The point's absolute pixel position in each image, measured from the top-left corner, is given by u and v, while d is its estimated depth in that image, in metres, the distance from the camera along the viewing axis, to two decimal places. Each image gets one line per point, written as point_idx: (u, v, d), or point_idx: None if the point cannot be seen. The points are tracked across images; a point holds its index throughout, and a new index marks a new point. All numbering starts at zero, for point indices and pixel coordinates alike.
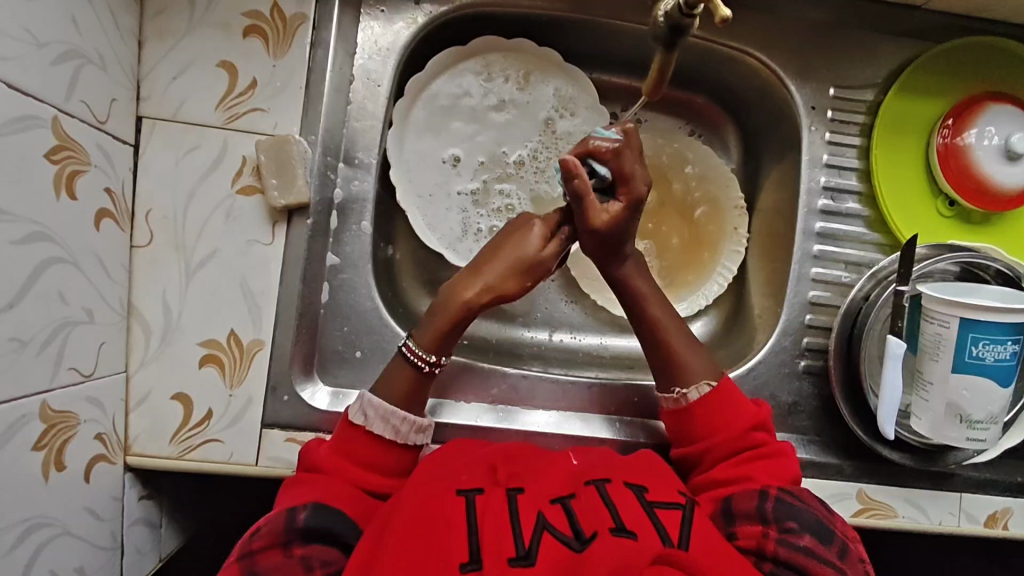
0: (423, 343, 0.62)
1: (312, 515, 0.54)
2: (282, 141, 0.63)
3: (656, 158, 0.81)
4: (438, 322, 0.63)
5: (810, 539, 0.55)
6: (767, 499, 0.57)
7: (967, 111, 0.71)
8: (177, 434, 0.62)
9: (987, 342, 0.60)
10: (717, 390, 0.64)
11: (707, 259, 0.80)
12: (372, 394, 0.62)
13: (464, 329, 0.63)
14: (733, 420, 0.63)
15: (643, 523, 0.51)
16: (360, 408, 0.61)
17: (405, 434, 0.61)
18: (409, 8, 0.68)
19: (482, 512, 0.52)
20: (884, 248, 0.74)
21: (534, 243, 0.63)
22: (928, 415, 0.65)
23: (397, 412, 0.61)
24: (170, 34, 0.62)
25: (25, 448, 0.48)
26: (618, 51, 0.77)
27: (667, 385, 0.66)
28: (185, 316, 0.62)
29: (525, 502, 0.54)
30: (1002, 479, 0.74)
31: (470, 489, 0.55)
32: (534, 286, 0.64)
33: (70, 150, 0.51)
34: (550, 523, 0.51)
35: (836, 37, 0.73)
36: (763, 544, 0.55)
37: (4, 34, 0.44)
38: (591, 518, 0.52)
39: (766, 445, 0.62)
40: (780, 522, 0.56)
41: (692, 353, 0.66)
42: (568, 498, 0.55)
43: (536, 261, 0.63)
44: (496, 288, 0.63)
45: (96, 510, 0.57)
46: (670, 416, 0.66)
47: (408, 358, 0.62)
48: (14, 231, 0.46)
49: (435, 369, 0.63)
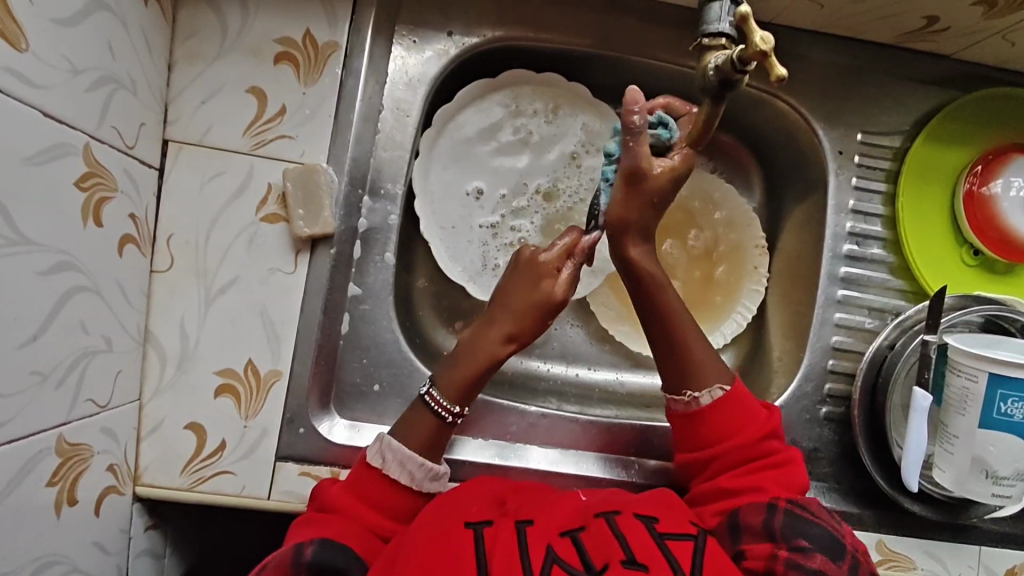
0: (446, 394, 0.61)
1: (319, 549, 0.53)
2: (310, 170, 0.62)
3: (687, 200, 0.80)
4: (460, 374, 0.61)
5: (821, 560, 0.53)
6: (775, 512, 0.56)
7: (995, 162, 0.71)
8: (188, 465, 0.60)
9: (1017, 400, 0.59)
10: (730, 395, 0.62)
11: (719, 303, 0.79)
12: (392, 436, 0.60)
13: (487, 377, 0.62)
14: (746, 427, 0.62)
15: (655, 555, 0.50)
16: (379, 451, 0.59)
17: (419, 481, 0.59)
18: (440, 39, 0.68)
19: (492, 545, 0.51)
20: (908, 295, 0.74)
21: (548, 283, 0.61)
22: (952, 469, 0.64)
23: (417, 459, 0.59)
24: (200, 58, 0.61)
25: (40, 484, 0.46)
26: (647, 88, 0.77)
27: (677, 388, 0.64)
28: (202, 344, 0.61)
29: (535, 534, 0.52)
30: (1020, 533, 0.73)
31: (479, 521, 0.54)
32: (552, 322, 0.63)
33: (99, 176, 0.50)
34: (560, 557, 0.50)
35: (865, 83, 0.73)
36: (772, 565, 0.53)
37: (42, 62, 0.44)
38: (602, 550, 0.50)
39: (777, 454, 0.61)
40: (790, 540, 0.54)
41: (703, 351, 0.64)
42: (577, 531, 0.53)
43: (550, 300, 0.61)
44: (515, 334, 0.61)
45: (103, 543, 0.55)
46: (680, 419, 0.64)
47: (430, 406, 0.61)
48: (42, 261, 0.45)
49: (457, 420, 0.62)
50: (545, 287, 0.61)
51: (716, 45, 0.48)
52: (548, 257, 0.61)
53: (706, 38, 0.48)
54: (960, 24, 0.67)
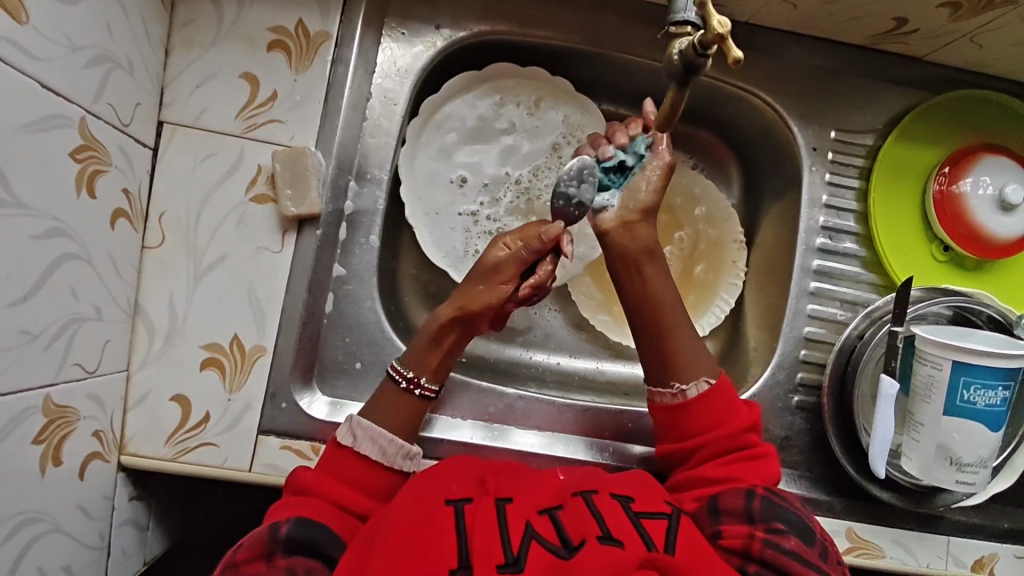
0: (408, 364, 0.64)
1: (295, 527, 0.54)
2: (298, 153, 0.64)
3: (669, 196, 0.83)
4: (422, 344, 0.65)
5: (795, 541, 0.55)
6: (753, 498, 0.58)
7: (963, 161, 0.73)
8: (173, 436, 0.62)
9: (979, 387, 0.61)
10: (716, 388, 0.64)
11: (694, 300, 0.81)
12: (363, 416, 0.62)
13: (446, 349, 0.65)
14: (729, 417, 0.63)
15: (629, 532, 0.51)
16: (349, 430, 0.61)
17: (392, 457, 0.61)
18: (429, 32, 0.70)
19: (471, 520, 0.51)
20: (879, 288, 0.76)
21: (495, 249, 0.64)
22: (918, 457, 0.66)
23: (386, 434, 0.61)
24: (196, 45, 0.64)
25: (25, 441, 0.48)
26: (628, 85, 0.79)
27: (665, 380, 0.64)
28: (190, 318, 0.63)
29: (514, 511, 0.53)
30: (988, 524, 0.75)
31: (459, 499, 0.55)
32: (500, 296, 0.63)
33: (93, 150, 0.53)
34: (539, 533, 0.51)
35: (840, 83, 0.76)
36: (750, 543, 0.55)
37: (43, 37, 0.46)
38: (578, 527, 0.51)
39: (756, 446, 0.63)
40: (767, 522, 0.56)
41: (691, 346, 0.65)
42: (556, 510, 0.54)
43: (494, 264, 0.63)
44: (465, 300, 0.64)
45: (87, 507, 0.56)
46: (665, 412, 0.65)
47: (392, 376, 0.64)
48: (35, 226, 0.47)
49: (415, 389, 0.63)
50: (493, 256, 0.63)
51: (681, 33, 0.50)
52: (508, 233, 0.65)
53: (673, 26, 0.51)
54: (928, 26, 0.70)
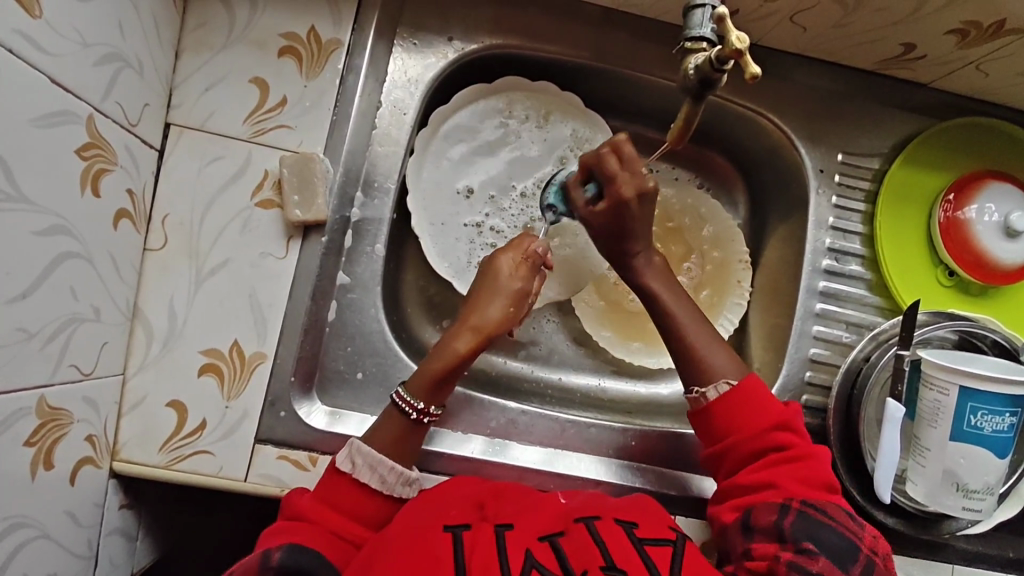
0: (414, 393, 0.61)
1: (287, 554, 0.52)
2: (306, 159, 0.64)
3: (677, 215, 0.83)
4: (427, 372, 0.61)
5: (824, 563, 0.53)
6: (786, 514, 0.56)
7: (968, 187, 0.73)
8: (167, 443, 0.61)
9: (986, 412, 0.60)
10: (737, 389, 0.63)
11: None
12: (363, 441, 0.60)
13: (454, 379, 0.62)
14: (758, 419, 0.62)
15: (634, 563, 0.50)
16: (348, 455, 0.59)
17: (390, 486, 0.59)
18: (441, 43, 0.71)
19: (470, 549, 0.50)
20: (884, 311, 0.76)
21: (496, 310, 0.61)
22: (924, 482, 0.65)
23: (385, 462, 0.59)
24: (206, 47, 0.63)
25: (17, 443, 0.47)
26: (637, 101, 0.79)
27: (688, 385, 0.65)
28: (189, 324, 0.62)
29: (514, 539, 0.51)
30: (993, 554, 0.74)
31: (457, 525, 0.53)
32: (517, 321, 0.63)
33: (99, 149, 0.52)
34: (540, 562, 0.49)
35: (847, 107, 0.76)
36: (774, 565, 0.53)
37: (54, 30, 0.46)
38: (582, 556, 0.50)
39: (792, 449, 0.61)
40: (797, 541, 0.54)
41: (713, 352, 0.65)
42: (558, 536, 0.52)
43: (501, 321, 0.62)
44: (477, 327, 0.61)
45: (76, 514, 0.54)
46: (693, 417, 0.65)
47: (396, 405, 0.61)
48: (37, 222, 0.46)
49: (423, 417, 0.61)
50: (507, 283, 0.62)
51: (697, 49, 0.50)
52: (506, 271, 0.63)
53: (688, 42, 0.51)
54: (936, 52, 0.70)
